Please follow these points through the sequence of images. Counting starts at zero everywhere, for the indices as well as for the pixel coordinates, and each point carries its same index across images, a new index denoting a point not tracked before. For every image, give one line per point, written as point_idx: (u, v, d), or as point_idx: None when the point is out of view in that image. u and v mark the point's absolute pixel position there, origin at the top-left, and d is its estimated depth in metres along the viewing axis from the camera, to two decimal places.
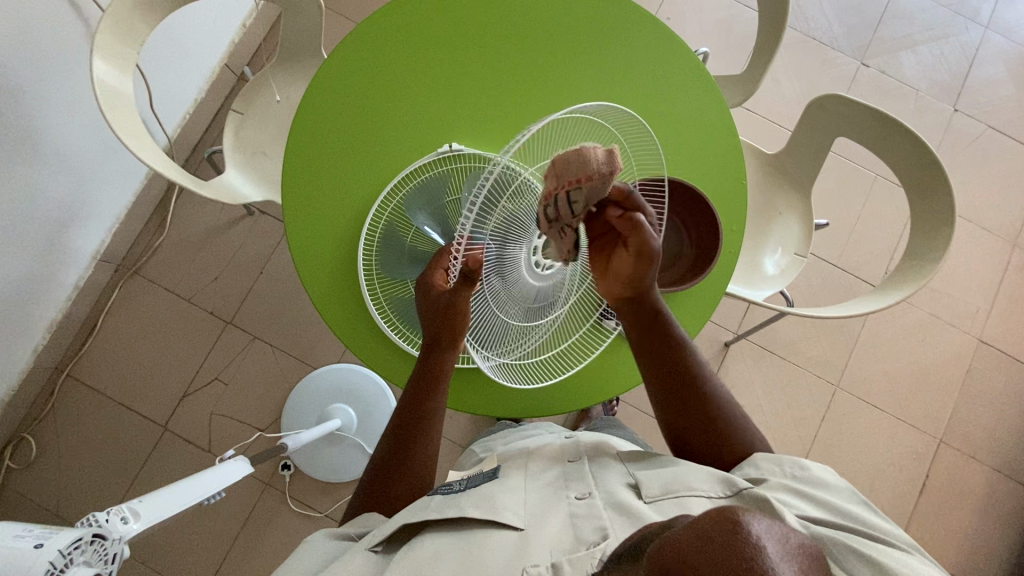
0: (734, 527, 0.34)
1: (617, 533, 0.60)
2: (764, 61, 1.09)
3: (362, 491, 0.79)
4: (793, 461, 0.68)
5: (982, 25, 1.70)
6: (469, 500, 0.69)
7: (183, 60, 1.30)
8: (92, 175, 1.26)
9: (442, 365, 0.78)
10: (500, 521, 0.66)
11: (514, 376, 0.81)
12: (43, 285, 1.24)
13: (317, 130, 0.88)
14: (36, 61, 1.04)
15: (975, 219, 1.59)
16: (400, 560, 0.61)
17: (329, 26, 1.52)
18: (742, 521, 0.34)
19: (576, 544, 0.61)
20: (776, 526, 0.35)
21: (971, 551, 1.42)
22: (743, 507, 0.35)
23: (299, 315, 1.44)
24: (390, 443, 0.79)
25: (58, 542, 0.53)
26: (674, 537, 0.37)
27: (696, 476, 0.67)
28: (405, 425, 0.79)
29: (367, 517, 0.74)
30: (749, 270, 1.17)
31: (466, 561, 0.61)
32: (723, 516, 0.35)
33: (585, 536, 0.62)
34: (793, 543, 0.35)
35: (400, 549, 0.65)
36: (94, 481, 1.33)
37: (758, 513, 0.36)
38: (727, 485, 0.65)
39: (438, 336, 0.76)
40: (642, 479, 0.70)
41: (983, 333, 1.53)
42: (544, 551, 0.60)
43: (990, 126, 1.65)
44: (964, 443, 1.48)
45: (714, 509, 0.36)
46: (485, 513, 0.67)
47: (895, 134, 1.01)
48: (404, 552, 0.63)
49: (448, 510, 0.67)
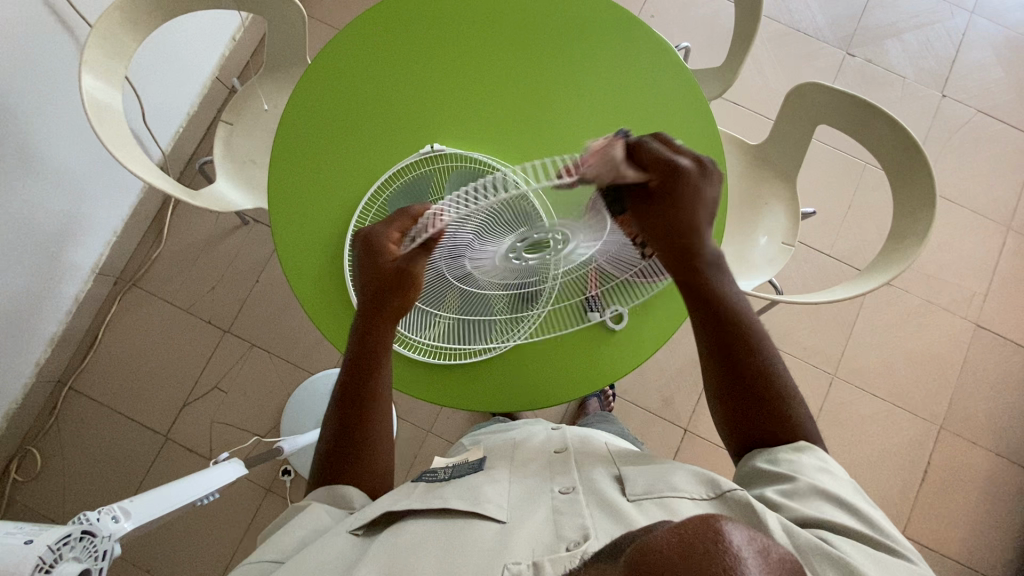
0: (717, 536, 0.35)
1: (598, 531, 0.60)
2: (742, 52, 1.10)
3: (321, 462, 0.76)
4: (821, 462, 0.66)
5: (968, 10, 1.71)
6: (453, 493, 0.70)
7: (174, 76, 1.33)
8: (88, 190, 1.28)
9: (380, 340, 0.76)
10: (482, 513, 0.66)
11: (477, 383, 0.91)
12: (43, 299, 1.27)
13: (303, 131, 0.89)
14: (29, 80, 1.07)
15: (968, 203, 1.59)
16: (381, 545, 0.61)
17: (316, 37, 1.54)
18: (724, 532, 0.35)
19: (556, 541, 0.61)
20: (758, 539, 0.36)
21: (977, 538, 1.41)
22: (725, 517, 0.37)
23: (296, 322, 1.46)
24: (340, 420, 0.76)
25: (46, 539, 0.55)
26: (656, 539, 0.38)
27: (682, 477, 0.68)
28: (348, 403, 0.76)
29: (344, 489, 0.73)
30: (738, 260, 1.17)
31: (447, 548, 0.61)
32: (706, 525, 0.36)
33: (565, 533, 0.62)
34: (775, 558, 0.35)
35: (381, 533, 0.65)
36: (99, 491, 1.34)
37: (740, 525, 0.36)
38: (713, 487, 0.65)
39: (376, 307, 0.75)
40: (627, 474, 0.71)
41: (980, 317, 1.53)
42: (524, 548, 0.60)
43: (980, 110, 1.65)
44: (966, 427, 1.47)
45: (698, 517, 0.37)
46: (469, 504, 0.67)
47: (875, 119, 1.02)
48: (383, 539, 0.63)
49: (432, 501, 0.68)
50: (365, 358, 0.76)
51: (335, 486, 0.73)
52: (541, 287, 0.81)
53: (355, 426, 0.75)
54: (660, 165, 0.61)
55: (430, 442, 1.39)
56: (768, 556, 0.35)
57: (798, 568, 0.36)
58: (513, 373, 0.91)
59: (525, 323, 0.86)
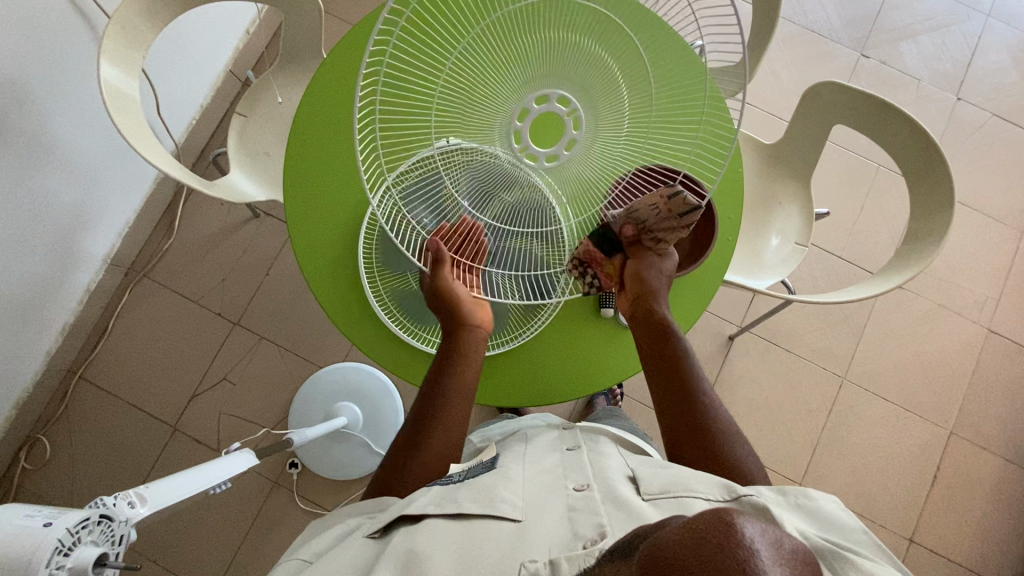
0: (728, 529, 0.34)
1: (615, 528, 0.59)
2: (758, 51, 1.10)
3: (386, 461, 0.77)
4: (798, 490, 0.64)
5: (984, 13, 1.70)
6: (467, 494, 0.68)
7: (189, 67, 1.33)
8: (102, 180, 1.29)
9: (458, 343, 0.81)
10: (498, 513, 0.65)
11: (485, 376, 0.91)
12: (56, 289, 1.27)
13: (322, 119, 0.90)
14: (45, 69, 1.07)
15: (982, 207, 1.58)
16: (398, 546, 0.59)
17: (329, 30, 1.55)
18: (736, 525, 0.35)
19: (574, 541, 0.60)
20: (770, 531, 0.35)
21: (987, 545, 1.40)
22: (738, 511, 0.36)
23: (306, 316, 1.47)
24: (411, 426, 0.79)
25: (66, 521, 0.56)
26: (669, 534, 0.37)
27: (697, 480, 0.67)
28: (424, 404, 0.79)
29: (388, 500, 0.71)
30: (749, 261, 1.17)
31: (466, 549, 0.60)
32: (718, 518, 0.36)
33: (581, 531, 0.61)
34: (786, 549, 0.35)
35: (398, 533, 0.63)
36: (108, 481, 1.35)
37: (751, 518, 0.36)
38: (727, 491, 0.64)
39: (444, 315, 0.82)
40: (642, 477, 0.70)
41: (992, 323, 1.52)
42: (539, 547, 0.59)
43: (995, 114, 1.64)
44: (976, 433, 1.46)
45: (710, 511, 0.37)
46: (483, 505, 0.66)
47: (893, 119, 1.02)
48: (402, 537, 0.61)
49: (447, 505, 0.66)
50: (448, 354, 0.81)
51: (382, 499, 0.71)
52: (556, 230, 0.70)
53: (420, 421, 0.78)
54: (666, 255, 0.84)
55: None
56: (782, 547, 0.35)
57: (813, 561, 0.35)
58: (520, 366, 0.91)
59: None
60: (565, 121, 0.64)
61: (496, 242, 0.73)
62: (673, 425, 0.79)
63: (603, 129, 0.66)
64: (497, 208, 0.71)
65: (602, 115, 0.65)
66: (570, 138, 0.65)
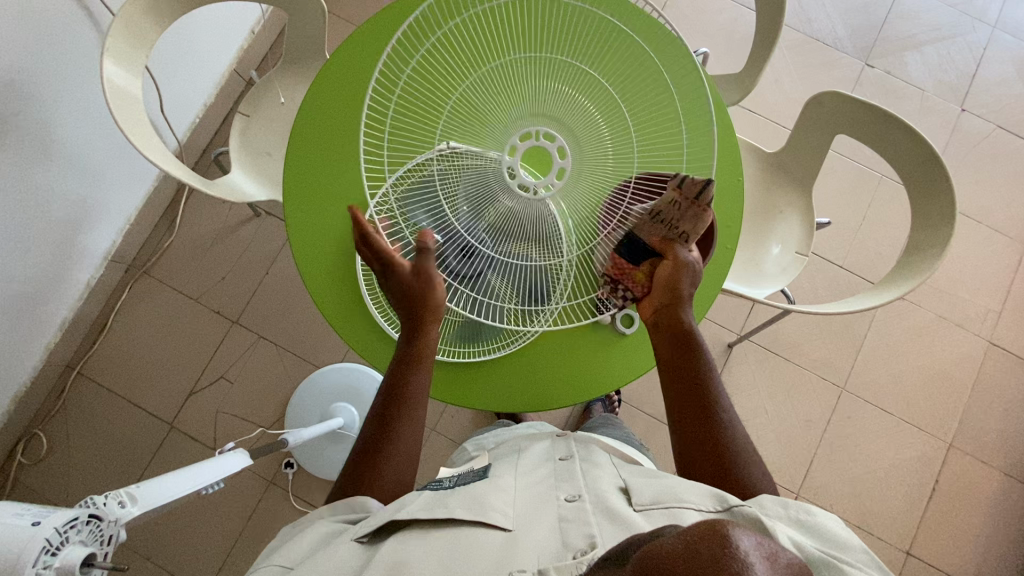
0: (723, 541, 0.34)
1: (605, 539, 0.59)
2: (761, 59, 1.10)
3: (352, 460, 0.74)
4: (799, 505, 0.63)
5: (990, 24, 1.69)
6: (457, 502, 0.68)
7: (193, 66, 1.34)
8: (104, 177, 1.29)
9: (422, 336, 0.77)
10: (487, 521, 0.65)
11: (480, 381, 0.90)
12: (55, 285, 1.28)
13: (325, 121, 0.90)
14: (49, 65, 1.07)
15: (985, 219, 1.57)
16: (386, 553, 0.59)
17: (333, 31, 1.55)
18: (730, 538, 0.34)
19: (563, 550, 0.59)
20: (765, 545, 0.35)
21: (984, 558, 1.39)
22: (732, 522, 0.36)
23: (305, 316, 1.47)
24: (377, 422, 0.75)
25: (55, 521, 0.56)
26: (662, 544, 0.37)
27: (690, 490, 0.67)
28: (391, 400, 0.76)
29: (365, 500, 0.69)
30: (749, 270, 1.17)
31: (454, 557, 0.59)
32: (712, 531, 0.35)
33: (572, 541, 0.60)
34: (781, 562, 0.34)
35: (388, 542, 0.62)
36: (103, 478, 1.35)
37: (746, 530, 0.36)
38: (719, 501, 0.64)
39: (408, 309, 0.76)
40: (635, 487, 0.70)
41: (993, 335, 1.51)
42: (527, 557, 0.58)
43: (1000, 125, 1.64)
44: (975, 445, 1.45)
45: (705, 522, 0.37)
46: (474, 513, 0.66)
47: (894, 130, 1.01)
48: (391, 544, 0.61)
49: (437, 511, 0.66)
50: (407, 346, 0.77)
51: (355, 497, 0.69)
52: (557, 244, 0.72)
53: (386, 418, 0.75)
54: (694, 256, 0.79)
55: (432, 440, 1.39)
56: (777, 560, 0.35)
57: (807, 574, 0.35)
58: (516, 372, 0.91)
59: (539, 320, 0.81)
60: (552, 153, 0.69)
61: (493, 249, 0.73)
62: (687, 432, 0.77)
63: (587, 168, 0.71)
64: (492, 217, 0.72)
65: (585, 153, 0.71)
66: (557, 168, 0.70)
